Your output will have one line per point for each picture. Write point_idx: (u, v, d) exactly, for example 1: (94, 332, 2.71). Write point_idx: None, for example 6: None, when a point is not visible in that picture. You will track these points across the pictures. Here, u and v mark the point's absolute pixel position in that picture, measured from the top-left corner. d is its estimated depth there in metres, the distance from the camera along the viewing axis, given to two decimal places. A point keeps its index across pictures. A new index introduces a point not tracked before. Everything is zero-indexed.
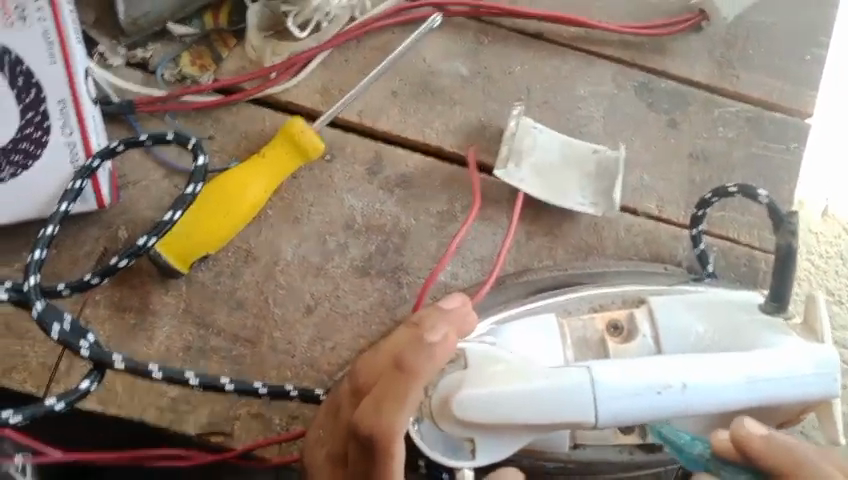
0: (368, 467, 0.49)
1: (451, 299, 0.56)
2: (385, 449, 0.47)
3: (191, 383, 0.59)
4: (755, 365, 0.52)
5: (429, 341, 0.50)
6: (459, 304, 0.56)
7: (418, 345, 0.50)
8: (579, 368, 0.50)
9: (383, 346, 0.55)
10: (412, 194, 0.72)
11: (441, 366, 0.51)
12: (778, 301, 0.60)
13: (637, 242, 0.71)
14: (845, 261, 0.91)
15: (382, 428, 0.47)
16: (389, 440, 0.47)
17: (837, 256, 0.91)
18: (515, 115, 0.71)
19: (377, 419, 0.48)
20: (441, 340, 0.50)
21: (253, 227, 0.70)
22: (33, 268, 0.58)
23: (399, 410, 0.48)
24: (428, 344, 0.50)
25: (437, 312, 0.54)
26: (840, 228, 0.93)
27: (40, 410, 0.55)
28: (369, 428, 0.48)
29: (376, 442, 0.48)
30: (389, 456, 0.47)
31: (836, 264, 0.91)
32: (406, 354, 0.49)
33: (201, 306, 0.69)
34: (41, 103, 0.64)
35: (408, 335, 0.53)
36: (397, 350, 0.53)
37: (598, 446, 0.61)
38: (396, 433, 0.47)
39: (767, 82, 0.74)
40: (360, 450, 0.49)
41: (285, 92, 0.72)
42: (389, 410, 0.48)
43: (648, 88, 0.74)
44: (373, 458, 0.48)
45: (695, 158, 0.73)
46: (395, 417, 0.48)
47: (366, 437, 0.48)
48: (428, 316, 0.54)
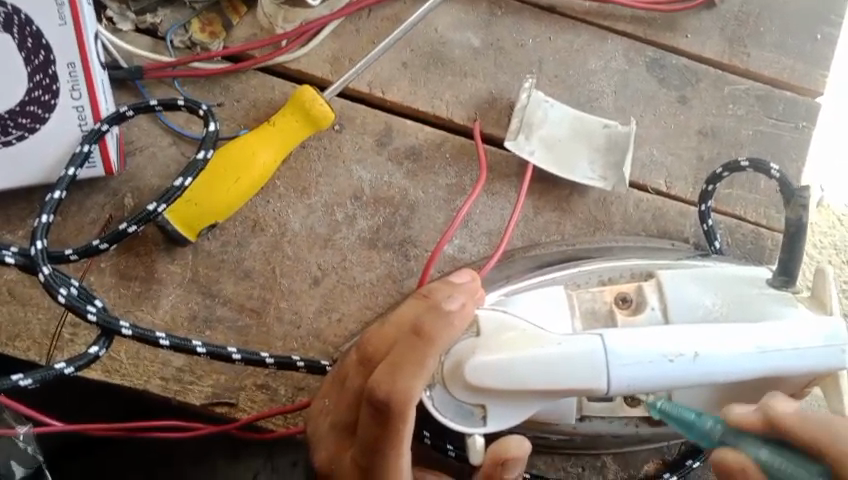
0: (379, 431, 0.49)
1: (460, 274, 0.56)
2: (401, 413, 0.48)
3: (198, 351, 0.59)
4: (766, 336, 0.52)
5: (447, 309, 0.51)
6: (469, 279, 0.55)
7: (434, 314, 0.51)
8: (592, 335, 0.51)
9: (391, 317, 0.54)
10: (420, 166, 0.71)
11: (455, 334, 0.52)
12: (787, 276, 0.60)
13: (645, 218, 0.71)
14: (838, 251, 0.92)
15: (399, 392, 0.48)
16: (404, 405, 0.48)
17: (830, 247, 0.92)
18: (526, 87, 0.71)
19: (394, 383, 0.48)
20: (458, 309, 0.51)
21: (261, 197, 0.70)
22: (40, 233, 0.57)
23: (417, 375, 0.49)
24: (446, 312, 0.51)
25: (451, 286, 0.54)
26: (834, 219, 0.94)
27: (50, 374, 0.54)
28: (386, 392, 0.48)
29: (392, 406, 0.48)
30: (404, 419, 0.49)
31: (829, 254, 0.92)
32: (424, 321, 0.50)
33: (207, 275, 0.69)
34: (50, 66, 0.63)
35: (419, 305, 0.54)
36: (410, 319, 0.53)
37: (603, 418, 0.61)
38: (412, 397, 0.48)
39: (777, 60, 0.74)
40: (373, 416, 0.49)
41: (295, 61, 0.71)
42: (407, 375, 0.49)
43: (660, 63, 0.74)
44: (386, 421, 0.49)
45: (704, 135, 0.73)
46: (412, 382, 0.48)
47: (381, 402, 0.49)
48: (440, 289, 0.54)
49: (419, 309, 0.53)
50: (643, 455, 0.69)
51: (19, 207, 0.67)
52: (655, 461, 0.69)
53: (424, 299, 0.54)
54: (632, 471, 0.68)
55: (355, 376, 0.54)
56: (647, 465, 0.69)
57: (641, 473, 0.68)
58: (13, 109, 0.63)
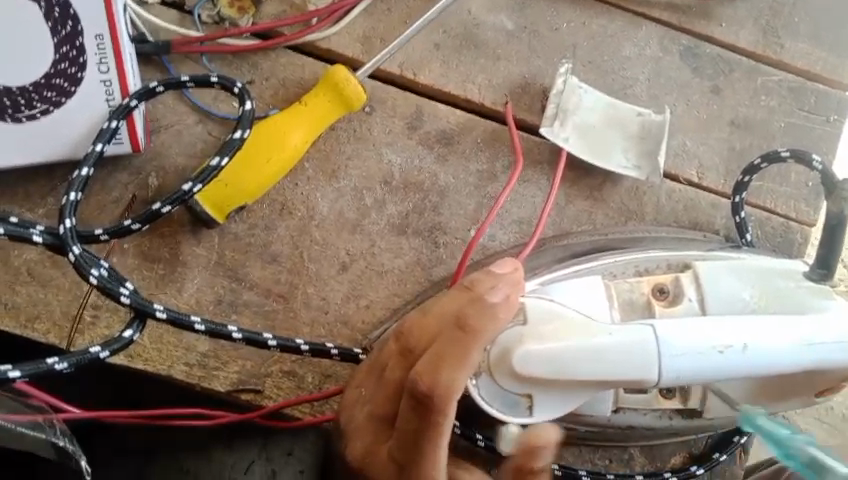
0: (420, 424, 0.49)
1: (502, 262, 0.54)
2: (442, 406, 0.48)
3: (234, 336, 0.57)
4: (811, 328, 0.52)
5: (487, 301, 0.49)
6: (511, 269, 0.53)
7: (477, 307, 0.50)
8: (643, 326, 0.50)
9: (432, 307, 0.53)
10: (450, 151, 0.70)
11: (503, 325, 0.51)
12: (825, 269, 0.60)
13: (677, 208, 0.71)
14: None
15: (441, 385, 0.47)
16: (446, 398, 0.47)
17: None
18: (563, 72, 0.71)
19: (436, 376, 0.48)
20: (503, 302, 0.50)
21: (289, 179, 0.68)
22: (68, 212, 0.56)
23: (460, 369, 0.48)
24: (491, 305, 0.50)
25: (492, 277, 0.52)
26: None
27: (85, 358, 0.53)
28: (427, 385, 0.47)
29: (434, 399, 0.47)
30: (445, 412, 0.48)
31: None
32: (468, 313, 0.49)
33: (234, 258, 0.67)
34: (77, 37, 0.61)
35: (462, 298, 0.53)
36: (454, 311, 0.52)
37: (637, 410, 0.61)
38: (454, 390, 0.47)
39: (810, 52, 0.74)
40: (413, 408, 0.48)
41: (325, 40, 0.69)
42: (450, 367, 0.48)
43: (694, 52, 0.73)
44: (427, 414, 0.48)
45: (736, 127, 0.72)
46: (455, 375, 0.48)
47: (423, 395, 0.48)
48: (481, 280, 0.52)
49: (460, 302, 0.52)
50: (670, 448, 0.69)
51: (39, 185, 0.65)
52: (682, 454, 0.69)
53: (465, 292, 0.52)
54: (659, 464, 0.68)
55: (396, 364, 0.53)
56: (675, 458, 0.68)
57: (668, 466, 0.68)
58: (37, 82, 0.61)
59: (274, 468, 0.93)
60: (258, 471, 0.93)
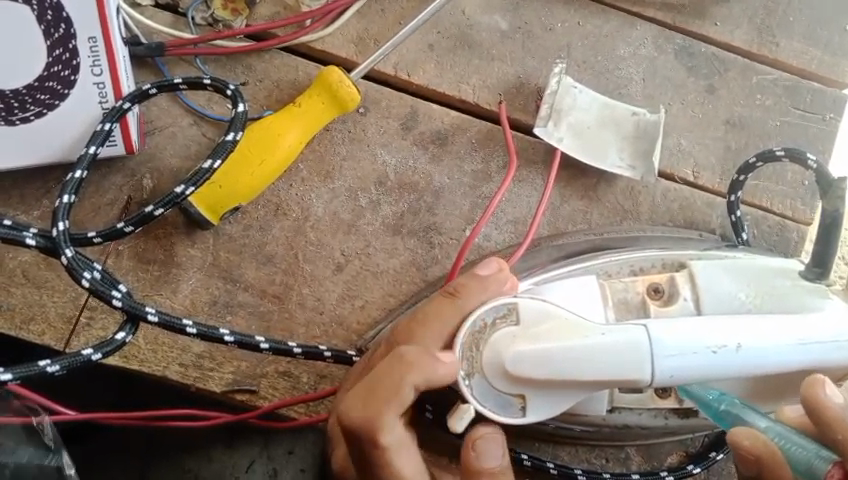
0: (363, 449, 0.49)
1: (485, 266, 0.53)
2: (366, 438, 0.48)
3: (226, 340, 0.57)
4: (804, 328, 0.52)
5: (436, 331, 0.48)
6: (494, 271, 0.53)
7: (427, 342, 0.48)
8: (637, 326, 0.50)
9: (417, 315, 0.52)
10: (445, 151, 0.70)
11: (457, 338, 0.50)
12: (821, 268, 0.59)
13: (673, 207, 0.71)
14: None
15: (367, 420, 0.47)
16: (371, 431, 0.48)
17: None
18: (556, 72, 0.70)
19: (361, 410, 0.48)
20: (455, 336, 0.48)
21: (283, 180, 0.68)
22: (62, 215, 0.56)
23: (387, 406, 0.47)
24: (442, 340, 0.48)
25: (477, 282, 0.52)
26: None
27: (77, 360, 0.53)
28: (351, 417, 0.48)
29: (357, 430, 0.48)
30: (370, 445, 0.48)
31: None
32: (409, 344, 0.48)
33: (229, 260, 0.67)
34: (70, 40, 0.61)
35: (440, 305, 0.52)
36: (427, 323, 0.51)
37: (633, 409, 0.61)
38: (381, 425, 0.47)
39: (805, 50, 0.74)
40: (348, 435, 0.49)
41: (318, 41, 0.69)
42: (375, 404, 0.48)
43: (689, 51, 0.73)
44: (362, 442, 0.49)
45: (731, 125, 0.72)
46: (380, 412, 0.47)
47: (353, 425, 0.48)
48: (465, 287, 0.52)
49: (439, 309, 0.51)
50: (667, 447, 0.68)
51: (34, 187, 0.65)
52: (679, 453, 0.68)
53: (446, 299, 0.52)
54: (655, 463, 0.68)
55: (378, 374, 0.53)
56: (671, 457, 0.68)
57: (665, 466, 0.68)
58: (31, 85, 0.61)
59: (275, 467, 0.93)
60: (259, 470, 0.92)
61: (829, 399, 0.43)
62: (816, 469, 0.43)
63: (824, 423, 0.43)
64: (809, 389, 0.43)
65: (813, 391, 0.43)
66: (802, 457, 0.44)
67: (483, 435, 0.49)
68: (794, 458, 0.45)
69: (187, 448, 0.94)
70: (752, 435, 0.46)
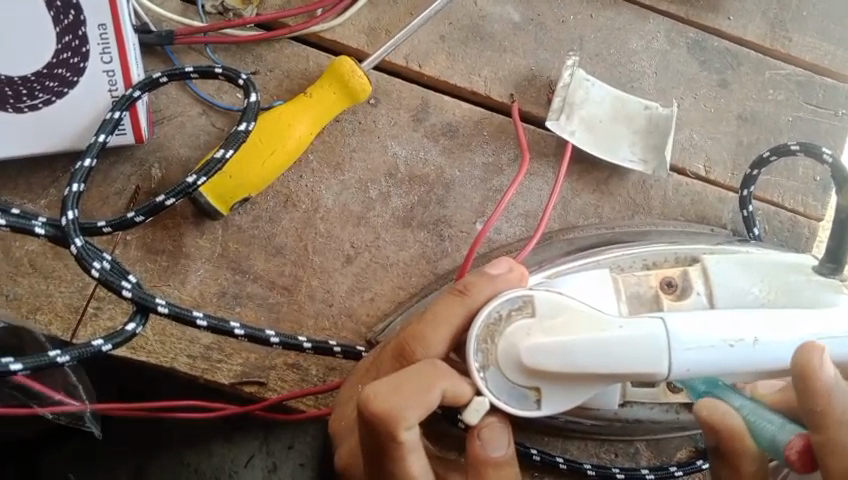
0: (377, 444, 0.47)
1: (496, 262, 0.54)
2: (389, 431, 0.45)
3: (236, 333, 0.56)
4: (819, 323, 0.51)
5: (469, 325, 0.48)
6: (506, 268, 0.53)
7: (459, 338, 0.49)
8: (654, 319, 0.49)
9: (427, 313, 0.52)
10: (457, 144, 0.69)
11: (473, 333, 0.49)
12: (835, 263, 0.59)
13: (684, 202, 0.70)
14: None
15: (391, 412, 0.45)
16: (395, 423, 0.45)
17: None
18: (569, 65, 0.69)
19: (389, 399, 0.45)
20: (479, 323, 0.50)
21: (293, 171, 0.68)
22: (71, 203, 0.55)
23: (417, 398, 0.46)
24: (471, 338, 0.49)
25: (486, 278, 0.52)
26: None
27: (88, 351, 0.52)
28: (377, 406, 0.45)
29: (382, 422, 0.45)
30: (393, 438, 0.45)
31: None
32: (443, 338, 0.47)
33: (238, 251, 0.66)
34: (80, 26, 0.60)
35: (454, 303, 0.51)
36: (446, 320, 0.51)
37: (645, 404, 0.61)
38: (406, 418, 0.45)
39: (818, 46, 0.73)
40: (364, 427, 0.46)
41: (330, 31, 0.69)
42: (406, 396, 0.45)
43: (701, 45, 0.72)
44: (379, 437, 0.46)
45: (744, 121, 0.72)
46: (410, 404, 0.45)
47: (374, 416, 0.45)
48: (475, 282, 0.52)
49: (454, 307, 0.51)
50: (676, 442, 0.68)
51: (41, 176, 0.64)
52: (688, 448, 0.68)
53: (459, 296, 0.52)
54: (664, 458, 0.68)
55: (389, 370, 0.52)
56: (680, 452, 0.68)
57: (673, 461, 0.68)
58: (40, 71, 0.60)
59: (275, 461, 0.92)
60: (258, 465, 0.92)
61: (822, 368, 0.42)
62: (779, 442, 0.45)
63: (809, 392, 0.42)
64: (802, 353, 0.43)
65: (804, 354, 0.42)
66: (767, 432, 0.46)
67: (489, 423, 0.49)
68: (760, 432, 0.46)
69: (188, 442, 0.93)
70: (713, 407, 0.46)
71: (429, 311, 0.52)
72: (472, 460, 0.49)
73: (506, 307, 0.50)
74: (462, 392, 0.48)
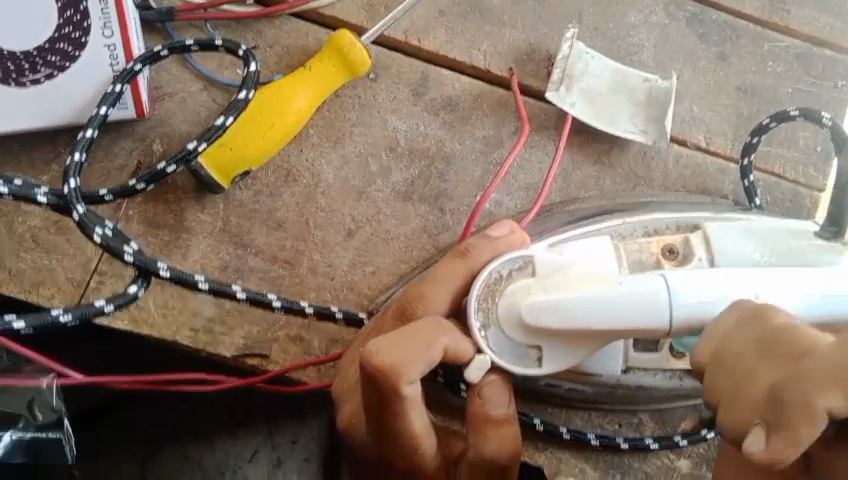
0: (380, 399, 0.46)
1: (498, 224, 0.55)
2: (391, 386, 0.45)
3: (238, 296, 0.56)
4: (823, 283, 0.51)
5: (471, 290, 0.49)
6: (508, 230, 0.54)
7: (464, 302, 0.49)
8: (654, 276, 0.49)
9: (430, 274, 0.53)
10: (457, 117, 0.70)
11: (473, 294, 0.50)
12: (836, 227, 0.59)
13: (685, 174, 0.70)
14: None
15: (394, 366, 0.45)
16: (397, 378, 0.45)
17: None
18: (568, 37, 0.70)
19: (392, 354, 0.45)
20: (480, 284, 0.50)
21: (294, 146, 0.68)
22: (73, 172, 0.55)
23: (419, 353, 0.46)
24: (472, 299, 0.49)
25: (488, 240, 0.53)
26: None
27: (90, 311, 0.53)
28: (379, 361, 0.45)
29: (383, 377, 0.45)
30: (395, 393, 0.45)
31: None
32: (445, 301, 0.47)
33: (239, 225, 0.67)
34: (81, 1, 0.61)
35: (457, 265, 0.52)
36: (448, 282, 0.52)
37: (647, 371, 0.61)
38: (408, 373, 0.45)
39: (817, 18, 0.73)
40: (366, 382, 0.46)
41: (329, 7, 0.69)
42: (409, 350, 0.45)
43: (699, 18, 0.73)
44: (382, 391, 0.46)
45: (744, 92, 0.72)
46: (413, 359, 0.45)
47: (376, 371, 0.45)
48: (477, 244, 0.53)
49: (455, 267, 0.52)
50: (680, 412, 0.68)
51: (43, 151, 0.65)
52: (692, 417, 0.68)
53: (461, 258, 0.52)
54: (669, 428, 0.67)
55: (390, 330, 0.52)
56: (684, 423, 0.68)
57: (678, 431, 0.67)
58: (41, 46, 0.61)
59: (279, 456, 0.92)
60: (262, 459, 0.92)
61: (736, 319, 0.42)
62: None
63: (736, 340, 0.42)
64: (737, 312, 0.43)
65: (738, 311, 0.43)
66: None
67: (490, 382, 0.50)
68: None
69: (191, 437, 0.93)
70: None
71: (432, 273, 0.53)
72: (473, 419, 0.49)
73: (504, 268, 0.51)
74: (464, 348, 0.49)
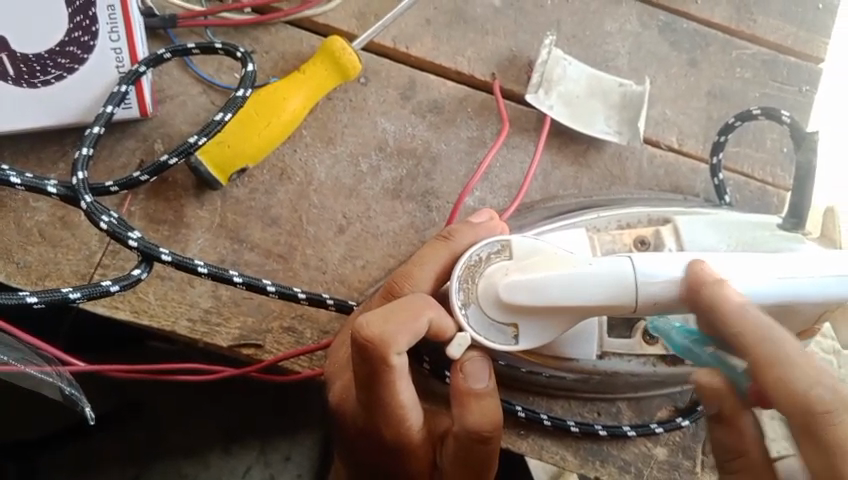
0: (369, 371, 0.50)
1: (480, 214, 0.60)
2: (380, 356, 0.49)
3: (235, 281, 0.60)
4: (780, 266, 0.54)
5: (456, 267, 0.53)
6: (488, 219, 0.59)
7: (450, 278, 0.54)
8: (622, 259, 0.52)
9: (415, 257, 0.57)
10: (442, 119, 0.74)
11: (455, 269, 0.54)
12: (797, 218, 0.64)
13: (659, 174, 0.74)
14: None
15: (382, 338, 0.49)
16: (385, 348, 0.49)
17: None
18: (546, 44, 0.74)
19: (382, 326, 0.49)
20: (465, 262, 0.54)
21: (288, 146, 0.72)
22: (81, 166, 0.60)
23: (406, 326, 0.50)
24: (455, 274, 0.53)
25: (469, 226, 0.58)
26: None
27: (97, 291, 0.57)
28: (370, 332, 0.49)
29: (373, 347, 0.49)
30: (384, 363, 0.49)
31: None
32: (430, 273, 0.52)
33: (236, 221, 0.70)
34: (90, 8, 0.65)
35: (440, 247, 0.57)
36: (431, 263, 0.57)
37: (623, 357, 0.66)
38: (395, 344, 0.49)
39: (782, 27, 0.78)
40: (357, 353, 0.50)
41: (322, 16, 0.74)
42: (397, 322, 0.50)
43: (671, 27, 0.77)
44: (372, 361, 0.50)
45: (713, 97, 0.76)
46: (400, 331, 0.49)
47: (366, 342, 0.49)
48: (459, 230, 0.58)
49: (438, 249, 0.57)
50: (656, 402, 0.70)
51: (51, 150, 0.68)
52: (668, 408, 0.70)
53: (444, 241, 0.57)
54: (646, 417, 0.70)
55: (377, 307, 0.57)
56: (661, 411, 0.70)
57: (655, 420, 0.70)
58: (53, 49, 0.65)
59: (271, 472, 0.98)
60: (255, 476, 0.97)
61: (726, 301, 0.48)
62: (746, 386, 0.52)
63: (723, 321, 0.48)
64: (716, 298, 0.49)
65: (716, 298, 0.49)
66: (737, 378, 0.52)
67: (471, 358, 0.53)
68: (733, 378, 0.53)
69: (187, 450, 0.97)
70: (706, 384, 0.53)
71: (417, 255, 0.57)
72: (457, 393, 0.53)
73: (486, 251, 0.54)
74: (446, 325, 0.52)
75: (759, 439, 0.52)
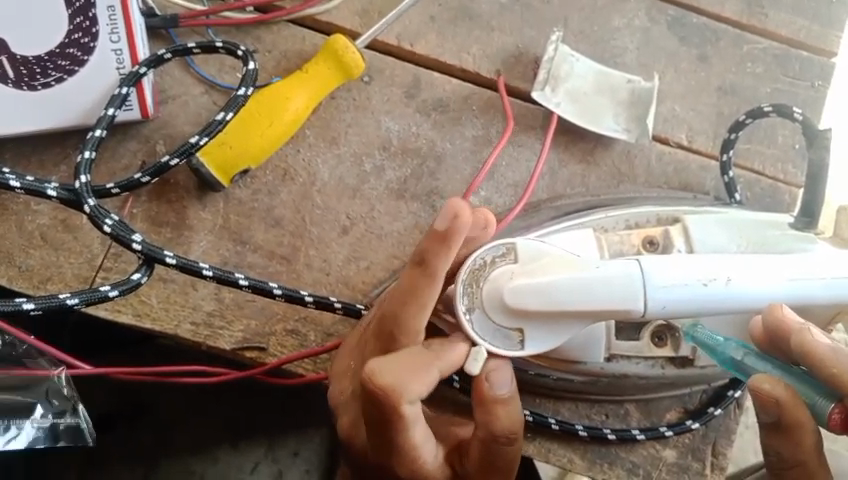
0: (380, 417, 0.49)
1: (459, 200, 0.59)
2: (392, 405, 0.48)
3: (240, 283, 0.60)
4: (792, 267, 0.53)
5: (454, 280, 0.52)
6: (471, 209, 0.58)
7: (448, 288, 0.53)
8: (630, 262, 0.51)
9: None
10: (447, 118, 0.73)
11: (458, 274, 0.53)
12: (808, 217, 0.63)
13: (668, 171, 0.73)
14: None
15: (392, 388, 0.48)
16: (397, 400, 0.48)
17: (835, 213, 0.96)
18: (554, 40, 0.73)
19: (392, 377, 0.48)
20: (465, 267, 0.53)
21: (291, 146, 0.71)
22: (83, 169, 0.59)
23: (416, 375, 0.49)
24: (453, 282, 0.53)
25: None
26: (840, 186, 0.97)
27: (97, 296, 0.57)
28: (380, 383, 0.48)
29: (384, 398, 0.48)
30: (396, 412, 0.48)
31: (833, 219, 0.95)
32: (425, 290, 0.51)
33: (238, 222, 0.69)
34: (90, 8, 0.64)
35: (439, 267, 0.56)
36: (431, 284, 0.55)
37: (630, 358, 0.65)
38: (407, 395, 0.48)
39: (794, 20, 0.76)
40: (368, 400, 0.49)
41: (325, 14, 0.73)
42: (408, 372, 0.48)
43: (681, 22, 0.76)
44: (384, 410, 0.49)
45: (724, 92, 0.74)
46: (411, 380, 0.48)
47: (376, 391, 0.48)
48: None
49: None
50: (666, 403, 0.69)
51: (51, 152, 0.68)
52: (677, 409, 0.69)
53: None
54: (655, 419, 0.69)
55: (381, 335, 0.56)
56: (670, 413, 0.69)
57: (664, 421, 0.69)
58: (53, 51, 0.65)
59: (280, 468, 0.98)
60: (264, 471, 0.98)
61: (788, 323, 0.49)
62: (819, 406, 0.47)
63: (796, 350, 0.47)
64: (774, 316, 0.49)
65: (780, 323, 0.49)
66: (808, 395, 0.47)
67: (496, 367, 0.52)
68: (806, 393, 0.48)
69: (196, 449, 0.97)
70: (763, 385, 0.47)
71: None
72: (481, 400, 0.51)
73: (491, 254, 0.53)
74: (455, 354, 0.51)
75: (816, 446, 0.48)
